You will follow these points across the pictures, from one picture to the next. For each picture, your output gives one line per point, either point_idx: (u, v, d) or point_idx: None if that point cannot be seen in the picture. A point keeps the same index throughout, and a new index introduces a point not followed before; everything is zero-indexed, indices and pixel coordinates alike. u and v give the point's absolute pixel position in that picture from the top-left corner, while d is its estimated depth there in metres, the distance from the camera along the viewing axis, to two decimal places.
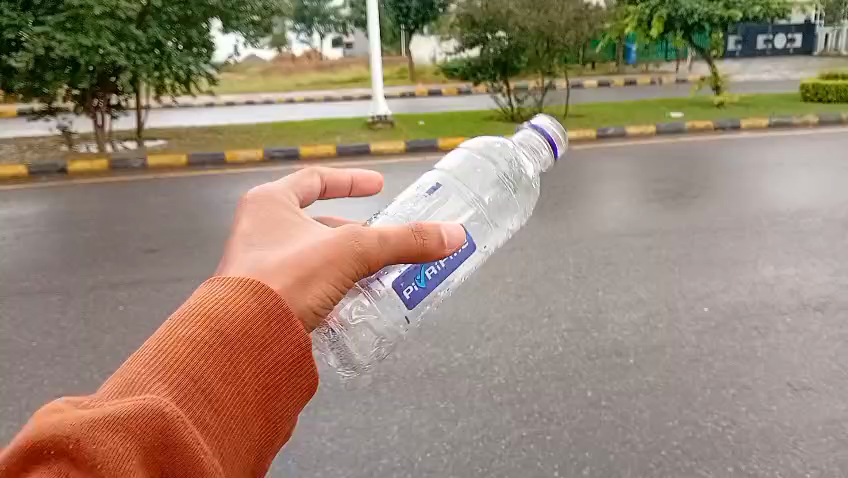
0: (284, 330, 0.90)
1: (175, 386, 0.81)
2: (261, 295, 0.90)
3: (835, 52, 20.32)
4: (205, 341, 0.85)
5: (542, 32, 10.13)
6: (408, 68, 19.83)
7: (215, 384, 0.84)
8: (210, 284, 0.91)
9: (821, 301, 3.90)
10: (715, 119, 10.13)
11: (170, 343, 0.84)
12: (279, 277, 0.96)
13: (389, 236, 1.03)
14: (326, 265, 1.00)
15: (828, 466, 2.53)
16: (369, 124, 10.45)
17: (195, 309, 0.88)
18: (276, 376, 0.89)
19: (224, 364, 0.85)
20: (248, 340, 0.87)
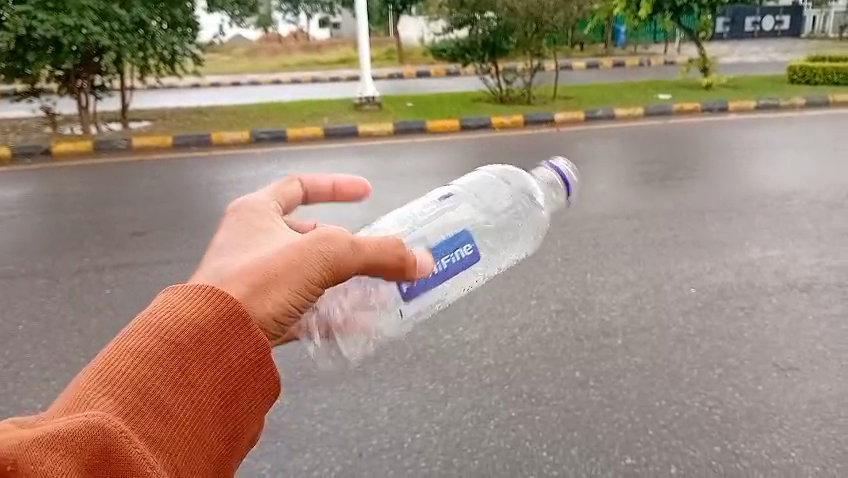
0: (239, 338, 0.93)
1: (120, 401, 0.84)
2: (217, 302, 0.94)
3: (822, 36, 20.36)
4: (156, 353, 0.88)
5: (531, 13, 10.08)
6: (395, 49, 19.66)
7: (164, 394, 0.87)
8: (166, 293, 0.94)
9: (806, 282, 3.94)
10: (703, 101, 10.13)
11: (118, 356, 0.88)
12: (242, 285, 0.99)
13: (360, 244, 1.09)
14: (288, 270, 1.03)
15: (812, 445, 2.57)
16: (357, 105, 10.37)
17: (146, 323, 0.91)
18: (230, 382, 0.93)
19: (174, 375, 0.88)
20: (199, 350, 0.90)
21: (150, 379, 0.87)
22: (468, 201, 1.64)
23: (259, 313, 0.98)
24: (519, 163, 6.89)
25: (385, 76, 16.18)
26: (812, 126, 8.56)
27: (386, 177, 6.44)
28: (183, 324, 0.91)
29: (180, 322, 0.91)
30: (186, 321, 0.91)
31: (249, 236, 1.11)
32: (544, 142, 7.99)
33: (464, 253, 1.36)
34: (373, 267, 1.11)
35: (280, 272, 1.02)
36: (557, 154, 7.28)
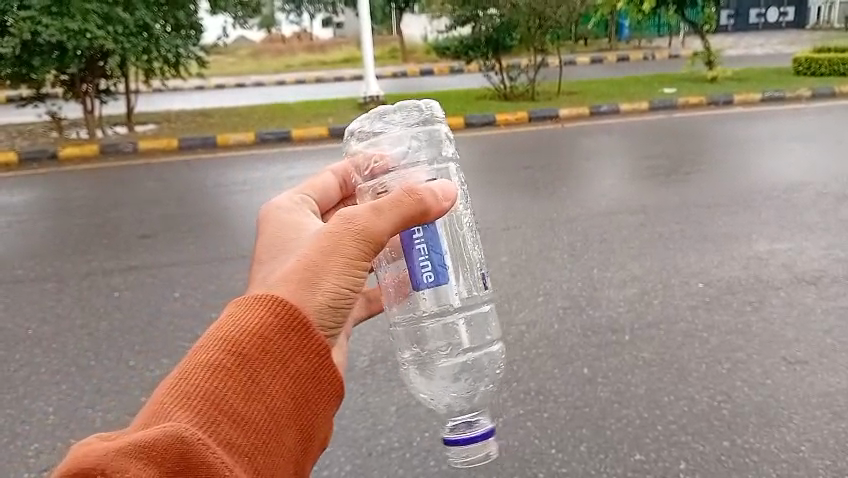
0: (302, 343, 1.09)
1: (197, 412, 0.99)
2: (276, 310, 1.09)
3: (827, 27, 20.19)
4: (226, 366, 1.04)
5: (534, 8, 10.05)
6: (398, 47, 19.64)
7: (238, 402, 1.02)
8: (231, 310, 1.11)
9: (814, 275, 3.92)
10: (708, 94, 10.07)
11: (195, 371, 1.04)
12: (290, 283, 1.14)
13: (381, 206, 1.22)
14: (328, 259, 1.18)
15: (822, 438, 2.56)
16: (362, 105, 10.37)
17: (216, 339, 1.07)
18: (297, 387, 1.08)
19: (245, 384, 1.04)
20: (264, 361, 1.06)
21: (223, 390, 1.02)
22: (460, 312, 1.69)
23: (313, 304, 1.14)
24: (524, 160, 6.86)
25: (389, 75, 16.16)
26: (818, 117, 8.51)
27: None
28: (245, 337, 1.06)
29: (245, 336, 1.06)
30: (251, 334, 1.07)
31: (294, 241, 1.30)
32: (550, 139, 7.95)
33: (425, 276, 1.37)
34: (403, 219, 1.24)
35: (320, 264, 1.17)
36: (562, 151, 7.24)
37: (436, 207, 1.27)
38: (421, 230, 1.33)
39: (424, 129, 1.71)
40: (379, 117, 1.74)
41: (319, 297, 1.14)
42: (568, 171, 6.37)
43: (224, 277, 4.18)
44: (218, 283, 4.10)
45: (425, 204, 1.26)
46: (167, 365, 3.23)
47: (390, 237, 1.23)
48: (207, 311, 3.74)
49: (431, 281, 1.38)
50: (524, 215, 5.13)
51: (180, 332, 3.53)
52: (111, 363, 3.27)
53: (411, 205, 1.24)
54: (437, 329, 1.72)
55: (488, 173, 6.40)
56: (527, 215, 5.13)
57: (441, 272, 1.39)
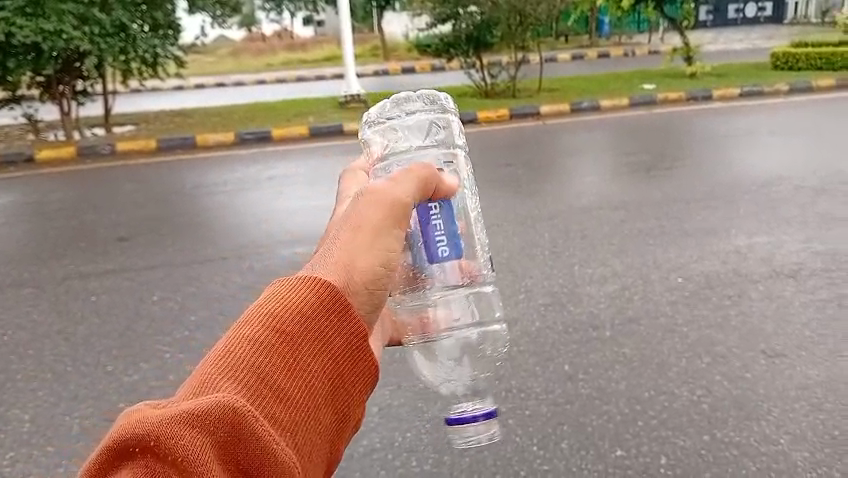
0: (343, 319, 1.03)
1: (243, 384, 0.94)
2: (319, 288, 1.04)
3: (804, 22, 20.43)
4: (270, 339, 0.98)
5: (514, 6, 10.19)
6: (379, 45, 19.60)
7: (284, 377, 0.97)
8: (275, 285, 1.05)
9: (793, 268, 3.96)
10: (687, 89, 10.15)
11: (239, 344, 0.98)
12: (332, 266, 1.10)
13: (397, 178, 1.28)
14: (361, 236, 1.16)
15: (801, 431, 2.58)
16: (343, 103, 10.31)
17: (259, 313, 1.01)
18: (337, 366, 1.02)
19: (288, 360, 0.98)
20: (308, 336, 1.00)
21: (268, 364, 0.96)
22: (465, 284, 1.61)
23: (358, 279, 1.11)
24: (504, 157, 6.86)
25: (370, 73, 16.12)
26: (796, 112, 8.58)
27: None
28: (290, 310, 1.01)
29: (289, 310, 1.01)
30: (295, 309, 1.01)
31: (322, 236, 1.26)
32: (530, 136, 7.97)
33: (441, 250, 1.40)
34: (420, 185, 1.30)
35: (357, 241, 1.15)
36: (543, 147, 7.26)
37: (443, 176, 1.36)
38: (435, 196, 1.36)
39: (438, 117, 1.81)
40: (396, 108, 1.83)
41: (362, 274, 1.12)
42: (549, 167, 6.38)
43: (204, 279, 4.14)
44: (198, 285, 4.06)
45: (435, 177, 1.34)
46: (145, 369, 3.19)
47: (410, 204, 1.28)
48: (186, 314, 3.70)
49: (448, 251, 1.41)
50: (506, 212, 5.13)
51: (159, 336, 3.49)
52: (88, 368, 3.23)
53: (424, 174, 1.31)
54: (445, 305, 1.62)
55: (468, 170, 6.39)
56: (509, 212, 5.14)
57: (456, 246, 1.42)
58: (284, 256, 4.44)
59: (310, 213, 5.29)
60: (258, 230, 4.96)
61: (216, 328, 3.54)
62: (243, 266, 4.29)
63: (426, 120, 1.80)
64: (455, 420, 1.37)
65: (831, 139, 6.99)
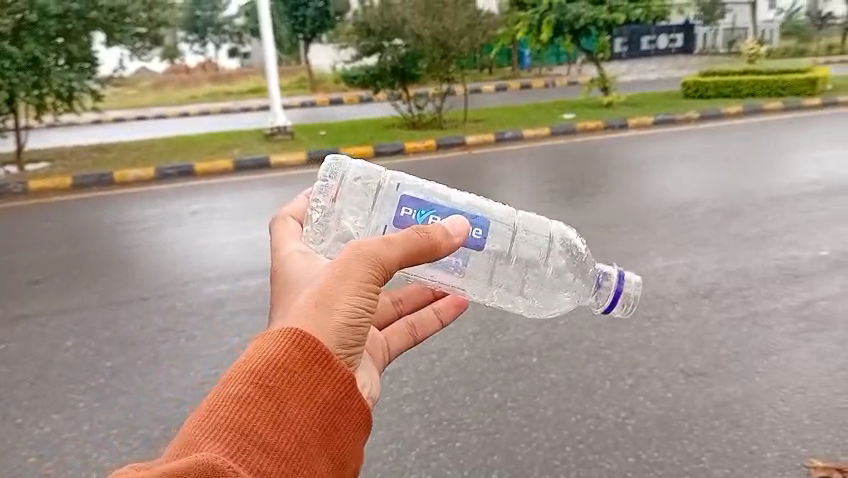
0: (326, 369, 0.98)
1: (225, 442, 0.89)
2: (298, 341, 0.98)
3: (712, 55, 21.50)
4: (252, 393, 0.93)
5: (438, 39, 10.31)
6: (307, 77, 19.60)
7: (267, 430, 0.91)
8: (253, 341, 1.00)
9: (708, 288, 4.14)
10: (604, 119, 10.55)
11: (220, 400, 0.93)
12: (307, 312, 1.04)
13: (392, 239, 1.13)
14: (343, 281, 1.08)
15: (721, 448, 2.68)
16: (269, 136, 10.20)
17: (238, 369, 0.96)
18: (326, 416, 0.96)
19: (272, 412, 0.92)
20: (290, 387, 0.94)
21: (251, 418, 0.91)
22: (510, 236, 1.67)
23: (333, 323, 1.04)
24: None
25: (297, 104, 16.06)
26: (706, 139, 9.03)
27: None
28: (270, 361, 0.96)
29: (267, 364, 0.95)
30: (274, 364, 0.95)
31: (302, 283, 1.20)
32: (455, 166, 8.05)
33: (475, 233, 1.43)
34: (413, 255, 1.15)
35: (338, 286, 1.07)
36: (469, 177, 7.36)
37: (445, 242, 1.21)
38: (414, 210, 1.44)
39: (358, 178, 1.63)
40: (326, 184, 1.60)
41: (336, 323, 1.04)
42: None
43: (121, 322, 3.97)
44: (114, 329, 3.89)
45: (428, 234, 1.19)
46: (57, 420, 3.02)
47: (399, 269, 1.13)
48: (102, 360, 3.53)
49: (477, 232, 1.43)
50: None
51: (72, 384, 3.32)
52: None
53: (421, 242, 1.16)
54: (512, 262, 1.70)
55: None
56: None
57: (480, 222, 1.44)
58: (207, 293, 4.32)
59: (234, 248, 5.19)
60: (182, 268, 4.82)
61: (135, 373, 3.40)
62: (165, 307, 4.15)
63: (350, 185, 1.63)
64: (610, 306, 1.61)
65: (739, 164, 7.36)
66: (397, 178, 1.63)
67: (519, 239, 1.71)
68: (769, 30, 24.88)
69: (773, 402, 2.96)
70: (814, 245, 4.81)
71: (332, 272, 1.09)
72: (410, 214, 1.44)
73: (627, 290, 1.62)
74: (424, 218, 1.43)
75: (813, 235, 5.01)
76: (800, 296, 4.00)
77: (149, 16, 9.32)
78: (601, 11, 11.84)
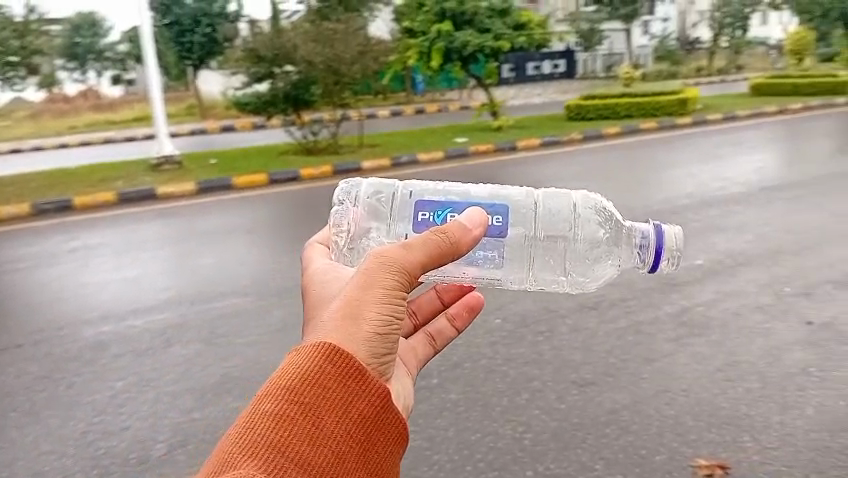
0: (362, 383, 0.96)
1: (262, 460, 0.88)
2: (331, 356, 0.97)
3: (593, 80, 22.68)
4: (287, 411, 0.91)
5: (330, 66, 10.25)
6: (196, 104, 19.06)
7: (303, 447, 0.90)
8: (287, 356, 0.99)
9: (596, 300, 4.33)
10: (495, 142, 10.87)
11: (255, 418, 0.91)
12: (336, 323, 1.03)
13: (411, 244, 1.14)
14: (367, 291, 1.08)
15: (613, 454, 2.79)
16: (155, 166, 9.81)
17: (270, 387, 0.95)
18: (362, 431, 0.95)
19: (308, 428, 0.91)
20: (324, 403, 0.93)
21: (289, 436, 0.90)
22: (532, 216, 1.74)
23: (363, 335, 1.03)
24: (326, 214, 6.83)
25: (186, 132, 15.56)
26: (590, 159, 9.48)
27: (187, 239, 6.08)
28: (302, 377, 0.94)
29: (299, 379, 0.94)
30: (307, 378, 0.94)
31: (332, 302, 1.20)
32: None
33: (496, 221, 1.47)
34: (434, 256, 1.16)
35: (363, 296, 1.07)
36: None
37: (465, 239, 1.22)
38: (431, 212, 1.47)
39: (374, 197, 1.70)
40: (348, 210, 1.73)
41: (366, 335, 1.03)
42: None
43: None
44: None
45: (445, 235, 1.19)
46: None
47: (421, 273, 1.14)
48: None
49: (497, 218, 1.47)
50: None
51: None
52: None
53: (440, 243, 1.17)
54: (541, 241, 1.77)
55: (290, 228, 6.26)
56: None
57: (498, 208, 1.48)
58: (90, 336, 4.07)
59: (120, 285, 4.93)
60: (61, 309, 4.53)
61: (10, 426, 3.15)
62: (42, 353, 3.88)
63: (370, 206, 1.71)
64: (653, 266, 1.65)
65: (621, 182, 7.77)
66: (410, 186, 1.62)
67: (542, 216, 1.77)
68: (644, 57, 26.65)
69: (659, 406, 3.12)
70: (690, 255, 5.14)
71: (356, 283, 1.09)
72: (428, 216, 1.47)
73: (669, 245, 1.64)
74: (443, 216, 1.46)
75: (689, 246, 5.35)
76: (679, 303, 4.25)
77: (19, 44, 8.79)
78: (486, 40, 12.29)
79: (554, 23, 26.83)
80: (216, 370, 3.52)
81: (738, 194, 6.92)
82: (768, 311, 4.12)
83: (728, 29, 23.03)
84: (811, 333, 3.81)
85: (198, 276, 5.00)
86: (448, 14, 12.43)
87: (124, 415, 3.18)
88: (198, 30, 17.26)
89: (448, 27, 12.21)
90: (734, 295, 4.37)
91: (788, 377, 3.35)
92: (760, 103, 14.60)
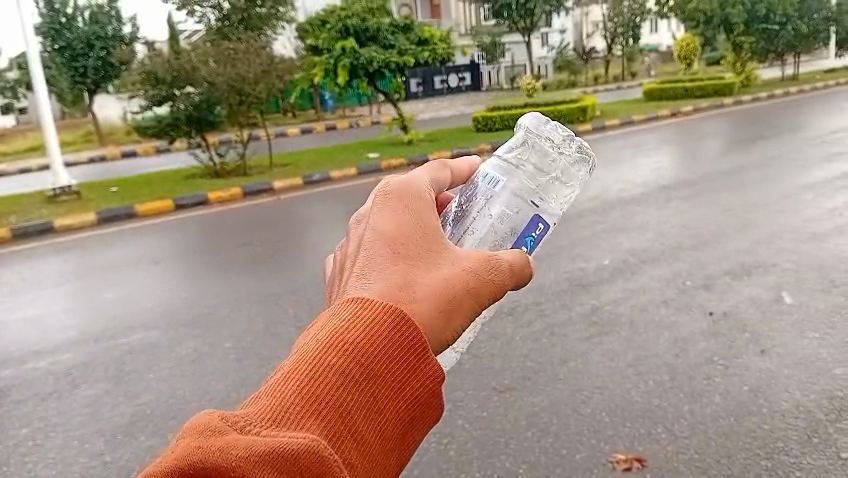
0: (433, 366, 0.83)
1: (320, 420, 0.75)
2: (412, 330, 0.83)
3: (499, 91, 23.29)
4: (355, 375, 0.78)
5: (232, 85, 10.05)
6: (94, 130, 18.28)
7: (362, 416, 0.78)
8: (363, 301, 0.84)
9: (512, 306, 4.42)
10: (406, 156, 10.93)
11: (321, 370, 0.78)
12: (427, 302, 0.88)
13: (516, 272, 1.01)
14: (464, 293, 0.93)
15: (536, 457, 2.85)
16: (51, 198, 9.33)
17: (338, 336, 0.80)
18: (416, 413, 0.82)
19: (373, 401, 0.78)
20: (394, 375, 0.80)
21: (351, 402, 0.77)
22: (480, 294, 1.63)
23: (443, 339, 0.89)
24: (237, 237, 6.67)
25: (84, 160, 14.89)
26: None
27: (90, 273, 5.80)
28: (379, 342, 0.80)
29: (371, 342, 0.80)
30: (384, 345, 0.80)
31: (421, 238, 0.96)
32: (261, 213, 7.85)
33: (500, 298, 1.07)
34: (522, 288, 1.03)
35: (457, 298, 0.92)
36: (276, 223, 7.20)
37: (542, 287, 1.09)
38: (539, 233, 1.12)
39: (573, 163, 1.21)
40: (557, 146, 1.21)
41: (442, 342, 0.89)
42: (288, 241, 6.30)
43: None
44: None
45: (537, 267, 1.07)
46: None
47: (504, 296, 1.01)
48: None
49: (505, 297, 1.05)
50: (244, 290, 4.94)
51: None
52: None
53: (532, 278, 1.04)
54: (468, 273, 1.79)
55: (199, 255, 6.09)
56: (248, 289, 4.95)
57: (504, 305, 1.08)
58: None
59: (18, 326, 4.65)
60: None
61: None
62: None
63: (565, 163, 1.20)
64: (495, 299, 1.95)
65: None
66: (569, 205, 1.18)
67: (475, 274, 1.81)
68: (545, 66, 27.68)
69: (576, 406, 3.21)
70: (597, 256, 5.34)
71: (458, 278, 0.94)
72: (538, 229, 1.12)
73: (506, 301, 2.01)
74: (523, 244, 1.11)
75: (595, 247, 5.56)
76: (589, 303, 4.40)
77: None
78: (392, 55, 12.41)
79: (456, 37, 27.44)
80: (128, 410, 3.36)
81: (638, 194, 7.27)
82: (672, 305, 4.32)
83: (621, 38, 24.25)
84: (714, 324, 4.02)
85: (104, 311, 4.77)
86: (351, 30, 12.52)
87: (29, 465, 2.98)
88: (92, 54, 16.49)
89: (352, 44, 12.22)
90: (640, 291, 4.58)
91: (695, 367, 3.53)
92: (653, 107, 15.41)
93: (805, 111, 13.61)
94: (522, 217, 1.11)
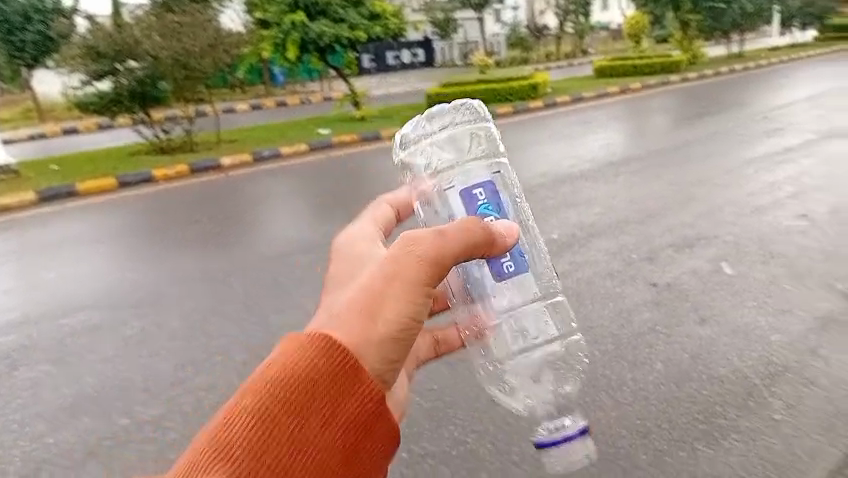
0: (356, 382, 0.91)
1: (238, 464, 0.84)
2: (331, 351, 0.92)
3: (452, 68, 23.22)
4: (270, 412, 0.87)
5: (177, 59, 9.77)
6: (33, 107, 17.60)
7: (284, 447, 0.86)
8: (279, 344, 0.93)
9: None
10: (358, 132, 10.83)
11: (236, 416, 0.87)
12: (350, 315, 1.00)
13: (448, 232, 1.11)
14: (391, 283, 1.04)
15: (484, 426, 2.89)
16: None
17: (255, 380, 0.89)
18: (350, 432, 0.90)
19: (293, 432, 0.87)
20: (312, 402, 0.88)
21: (270, 440, 0.86)
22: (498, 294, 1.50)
23: (382, 338, 1.00)
24: (185, 215, 6.54)
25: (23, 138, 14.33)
26: None
27: (30, 253, 5.62)
28: (294, 375, 0.89)
29: (285, 376, 0.89)
30: (301, 375, 0.89)
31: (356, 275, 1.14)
32: (209, 191, 7.70)
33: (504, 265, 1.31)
34: (468, 253, 1.12)
35: (385, 293, 1.03)
36: (226, 200, 7.08)
37: (496, 242, 1.20)
38: (484, 197, 1.30)
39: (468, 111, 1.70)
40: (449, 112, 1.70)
41: (378, 342, 0.99)
42: (237, 219, 6.20)
43: None
44: None
45: (481, 227, 1.15)
46: None
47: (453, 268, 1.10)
48: None
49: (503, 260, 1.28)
50: (192, 269, 4.86)
51: None
52: None
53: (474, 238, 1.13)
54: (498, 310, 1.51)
55: (145, 233, 5.95)
56: (196, 268, 4.87)
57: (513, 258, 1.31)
58: None
59: None
60: None
61: None
62: None
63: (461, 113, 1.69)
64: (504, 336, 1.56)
65: None
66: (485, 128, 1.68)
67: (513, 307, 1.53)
68: (499, 42, 27.68)
69: None
70: (547, 231, 5.41)
71: (380, 278, 1.05)
72: (480, 195, 1.30)
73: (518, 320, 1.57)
74: (483, 212, 1.29)
75: (545, 222, 5.64)
76: None
77: None
78: (342, 30, 12.23)
79: (410, 12, 27.20)
80: (71, 392, 3.28)
81: (587, 170, 7.38)
82: (618, 277, 4.42)
83: (573, 15, 24.42)
84: (658, 295, 4.13)
85: (45, 291, 4.64)
86: (301, 4, 12.26)
87: None
88: (29, 27, 15.83)
89: (302, 18, 11.97)
90: (588, 264, 4.67)
91: (638, 337, 3.63)
92: (603, 83, 15.62)
93: (749, 88, 13.96)
94: (469, 200, 1.30)
